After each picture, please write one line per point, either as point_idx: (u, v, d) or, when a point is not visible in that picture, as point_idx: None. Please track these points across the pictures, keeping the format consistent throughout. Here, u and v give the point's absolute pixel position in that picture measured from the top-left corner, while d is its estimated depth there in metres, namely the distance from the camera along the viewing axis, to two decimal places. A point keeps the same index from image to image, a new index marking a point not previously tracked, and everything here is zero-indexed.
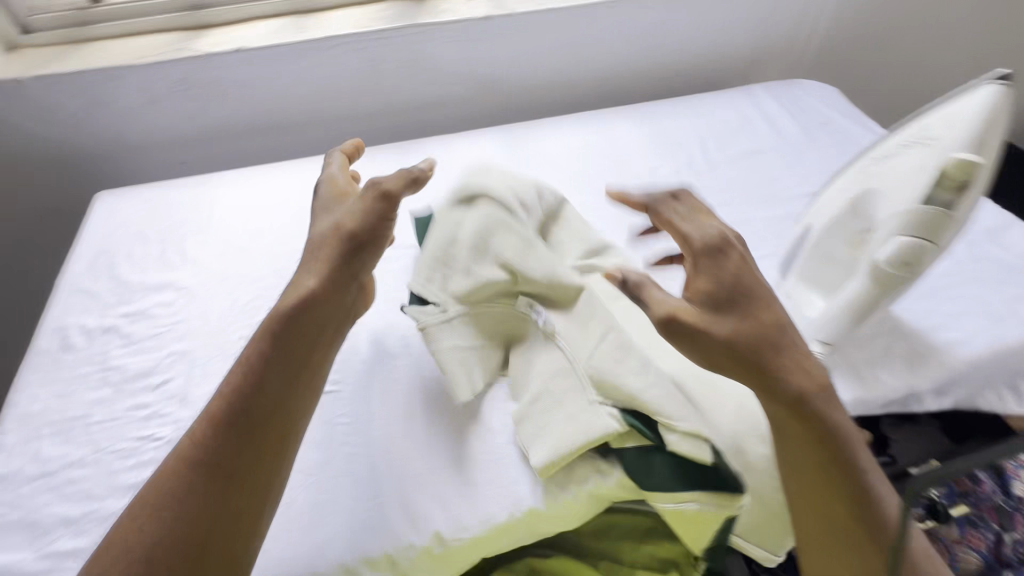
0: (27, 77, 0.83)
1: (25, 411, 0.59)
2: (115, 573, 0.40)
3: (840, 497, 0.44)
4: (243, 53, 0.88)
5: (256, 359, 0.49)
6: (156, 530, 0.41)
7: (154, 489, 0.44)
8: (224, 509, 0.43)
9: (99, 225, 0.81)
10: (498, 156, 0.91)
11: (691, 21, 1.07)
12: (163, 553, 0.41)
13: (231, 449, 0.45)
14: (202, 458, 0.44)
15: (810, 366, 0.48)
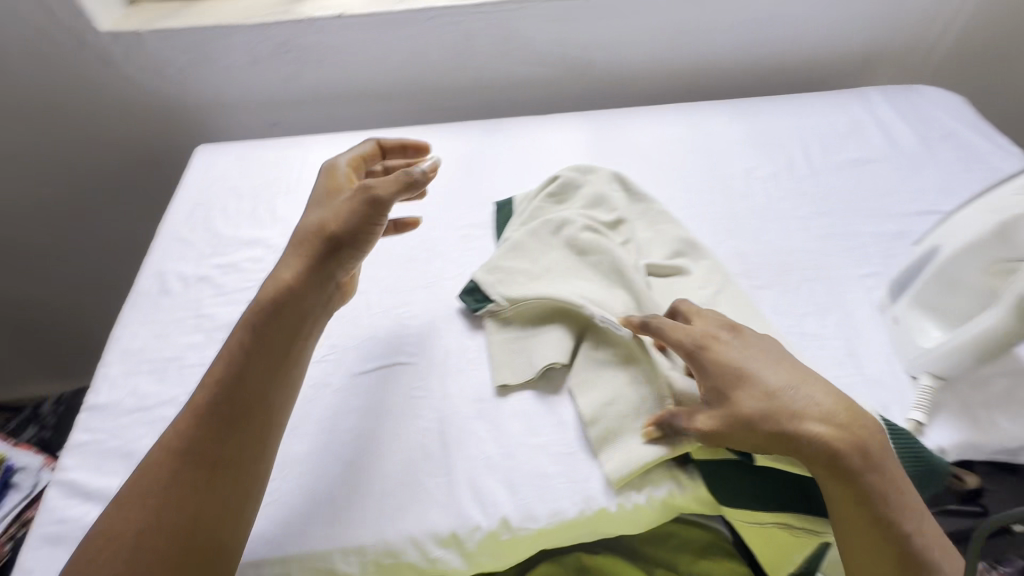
0: (145, 31, 0.86)
1: (127, 347, 0.62)
2: (103, 556, 0.43)
3: (884, 546, 0.44)
4: (345, 19, 0.88)
5: (238, 354, 0.51)
6: (141, 517, 0.44)
7: (142, 476, 0.47)
8: (206, 497, 0.46)
9: (198, 178, 0.84)
10: (584, 142, 0.89)
11: (805, 13, 0.99)
12: (148, 538, 0.43)
13: (213, 439, 0.48)
14: (180, 449, 0.47)
15: (842, 421, 0.46)
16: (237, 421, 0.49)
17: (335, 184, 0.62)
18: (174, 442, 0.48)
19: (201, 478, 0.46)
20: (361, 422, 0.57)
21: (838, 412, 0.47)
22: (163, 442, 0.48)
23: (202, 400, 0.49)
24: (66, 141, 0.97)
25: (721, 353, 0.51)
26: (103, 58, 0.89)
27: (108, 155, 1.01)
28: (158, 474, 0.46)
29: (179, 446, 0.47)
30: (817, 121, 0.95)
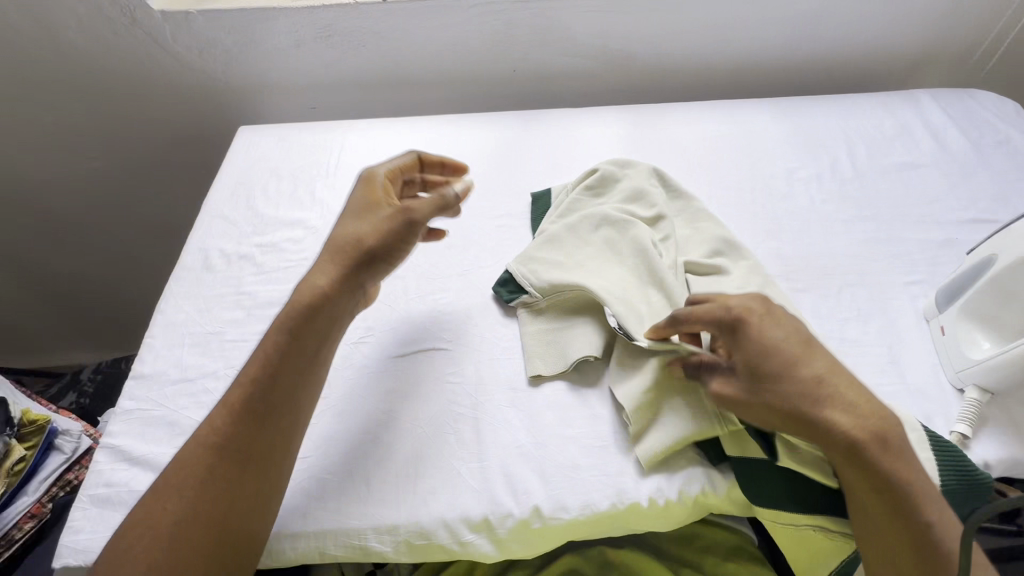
0: (195, 11, 0.87)
1: (171, 320, 0.64)
2: (143, 544, 0.44)
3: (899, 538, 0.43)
4: (388, 4, 0.88)
5: (271, 354, 0.52)
6: (179, 509, 0.46)
7: (177, 469, 0.48)
8: (241, 491, 0.47)
9: (240, 158, 0.86)
10: (622, 136, 0.88)
11: (856, 11, 0.96)
12: (186, 529, 0.45)
13: (247, 435, 0.49)
14: (215, 445, 0.48)
15: (865, 413, 0.44)
16: (267, 418, 0.50)
17: (371, 192, 0.60)
18: (208, 437, 0.49)
19: (232, 473, 0.48)
20: (396, 405, 0.58)
21: (871, 408, 0.44)
22: (197, 436, 0.49)
23: (236, 397, 0.50)
24: (114, 117, 1.00)
25: (758, 331, 0.48)
26: (153, 37, 0.90)
27: (152, 132, 1.03)
28: (192, 469, 0.47)
29: (213, 441, 0.48)
30: (864, 123, 0.92)
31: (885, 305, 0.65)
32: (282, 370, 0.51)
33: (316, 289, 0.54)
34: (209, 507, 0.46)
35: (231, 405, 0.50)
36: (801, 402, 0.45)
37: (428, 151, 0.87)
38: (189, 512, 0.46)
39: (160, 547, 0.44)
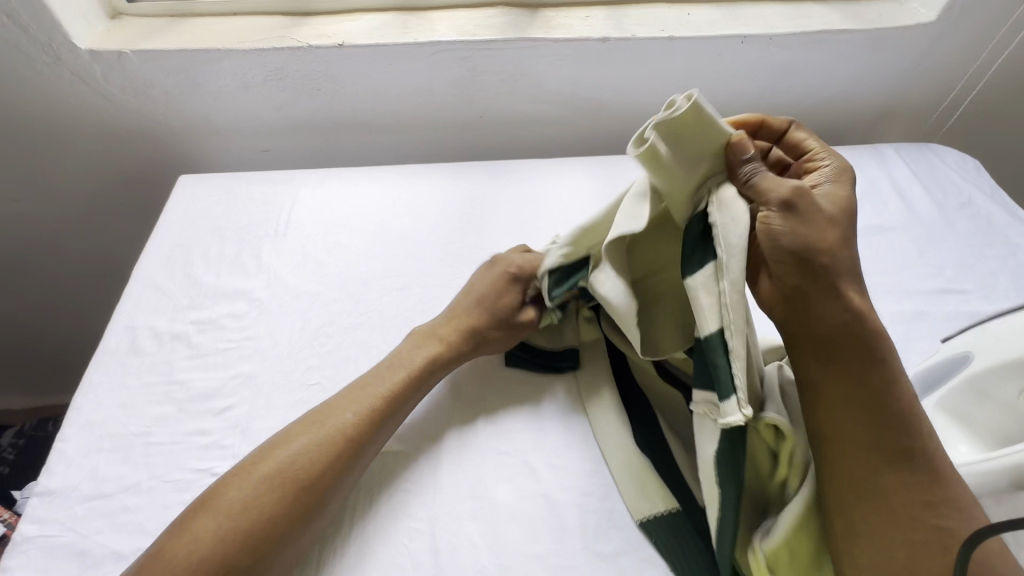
0: (130, 51, 0.80)
1: (88, 418, 0.57)
2: (248, 522, 0.44)
3: (887, 440, 0.43)
4: (345, 48, 0.83)
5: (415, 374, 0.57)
6: (286, 495, 0.46)
7: (288, 458, 0.48)
8: (338, 486, 0.49)
9: (178, 215, 0.78)
10: (593, 193, 0.84)
11: (825, 66, 0.96)
12: (284, 513, 0.46)
13: (366, 436, 0.51)
14: (339, 441, 0.50)
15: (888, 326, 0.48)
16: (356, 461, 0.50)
17: (502, 279, 0.64)
18: (284, 468, 0.47)
19: (302, 506, 0.47)
20: (341, 521, 0.52)
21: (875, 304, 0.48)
22: (267, 457, 0.48)
23: (332, 435, 0.50)
24: (37, 158, 0.90)
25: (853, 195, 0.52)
26: (81, 77, 0.82)
27: (83, 174, 0.94)
28: (263, 490, 0.46)
29: (289, 473, 0.47)
30: None
31: None
32: (384, 424, 0.53)
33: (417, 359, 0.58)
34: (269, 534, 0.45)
35: (325, 439, 0.50)
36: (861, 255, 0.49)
37: (387, 206, 0.81)
38: (242, 542, 0.44)
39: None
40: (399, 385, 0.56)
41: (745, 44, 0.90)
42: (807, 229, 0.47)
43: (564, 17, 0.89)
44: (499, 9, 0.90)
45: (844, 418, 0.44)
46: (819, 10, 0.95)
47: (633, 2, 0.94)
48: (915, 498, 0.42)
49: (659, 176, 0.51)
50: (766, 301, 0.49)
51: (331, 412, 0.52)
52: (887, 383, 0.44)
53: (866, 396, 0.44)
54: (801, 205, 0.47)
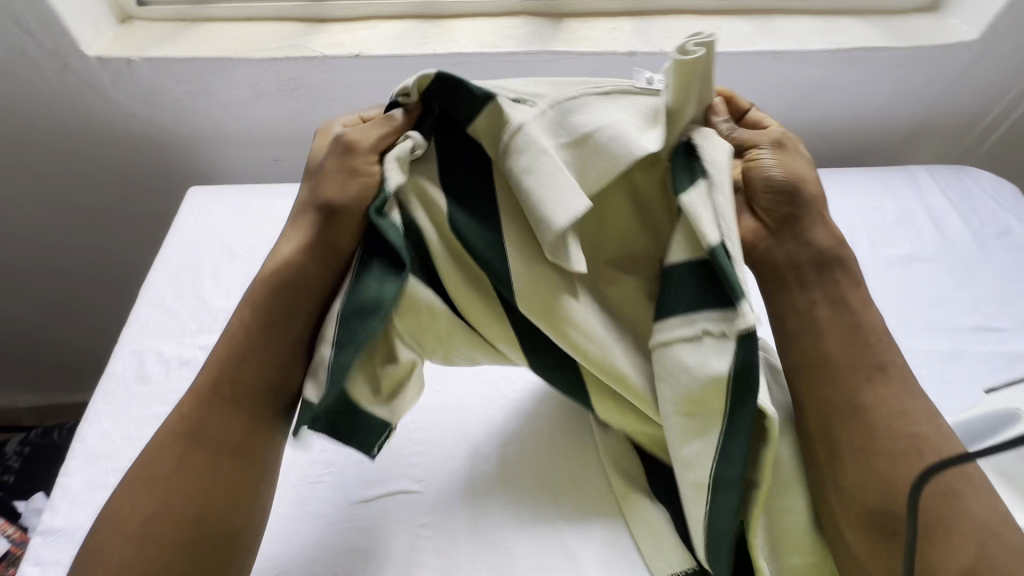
0: (138, 59, 0.77)
1: (92, 451, 0.55)
2: (118, 537, 0.43)
3: (862, 362, 0.48)
4: (362, 58, 0.79)
5: (240, 333, 0.50)
6: (148, 499, 0.44)
7: (144, 463, 0.47)
8: (213, 474, 0.45)
9: (188, 230, 0.76)
10: None
11: (859, 83, 0.92)
12: (155, 521, 0.44)
13: (215, 419, 0.47)
14: (182, 432, 0.47)
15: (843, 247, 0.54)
16: (236, 398, 0.48)
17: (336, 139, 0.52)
18: (179, 426, 0.47)
19: (206, 457, 0.46)
20: (354, 569, 0.50)
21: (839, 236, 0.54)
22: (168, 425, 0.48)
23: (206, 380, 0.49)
24: (43, 164, 0.88)
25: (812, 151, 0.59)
26: (88, 83, 0.79)
27: (90, 181, 0.92)
28: (168, 452, 0.46)
29: (183, 428, 0.47)
30: (864, 205, 0.88)
31: None
32: (258, 361, 0.49)
33: (290, 258, 0.50)
34: (187, 495, 0.45)
35: (200, 390, 0.48)
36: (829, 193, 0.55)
37: None
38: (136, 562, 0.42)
39: (129, 555, 0.42)
40: (227, 354, 0.49)
41: (776, 60, 0.86)
42: (791, 166, 0.52)
43: (588, 28, 0.85)
44: (521, 19, 0.86)
45: (827, 341, 0.48)
46: (854, 24, 0.90)
47: (660, 13, 0.90)
48: (895, 424, 0.45)
49: (671, 94, 0.48)
50: (749, 239, 0.52)
51: (182, 405, 0.49)
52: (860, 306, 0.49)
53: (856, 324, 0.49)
54: (785, 150, 0.52)
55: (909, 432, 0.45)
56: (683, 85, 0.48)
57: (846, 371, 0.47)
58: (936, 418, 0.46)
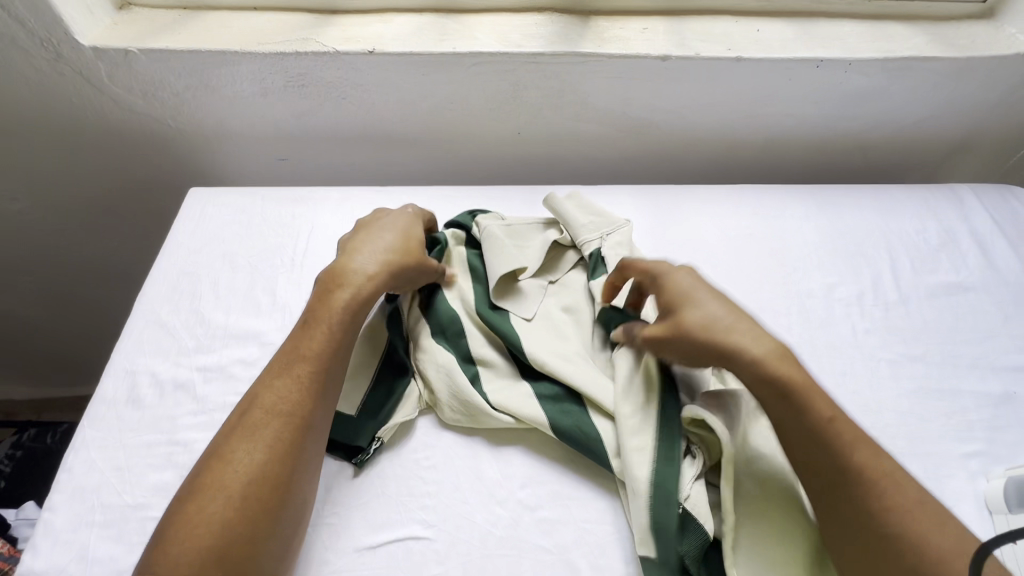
0: (137, 49, 0.71)
1: (79, 483, 0.51)
2: (213, 507, 0.43)
3: (823, 472, 0.46)
4: (376, 56, 0.74)
5: (338, 324, 0.52)
6: (247, 473, 0.44)
7: (240, 438, 0.46)
8: (302, 452, 0.47)
9: (186, 236, 0.71)
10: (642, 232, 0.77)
11: (906, 95, 0.86)
12: (252, 493, 0.44)
13: (311, 401, 0.49)
14: (283, 412, 0.48)
15: (760, 337, 0.49)
16: (328, 387, 0.51)
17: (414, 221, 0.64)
18: (274, 404, 0.48)
19: (298, 437, 0.47)
20: None
21: (755, 331, 0.49)
22: (260, 401, 0.48)
23: (304, 366, 0.50)
24: (36, 158, 0.83)
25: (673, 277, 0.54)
26: (83, 75, 0.74)
27: (86, 176, 0.87)
28: (264, 428, 0.47)
29: (282, 407, 0.48)
30: (903, 226, 0.82)
31: (932, 483, 0.58)
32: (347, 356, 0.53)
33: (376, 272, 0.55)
34: (281, 470, 0.46)
35: (299, 374, 0.49)
36: (716, 317, 0.50)
37: None
38: (231, 532, 0.42)
39: (222, 522, 0.42)
40: (328, 341, 0.51)
41: (821, 68, 0.80)
42: (683, 355, 0.51)
43: (619, 28, 0.79)
44: (547, 16, 0.80)
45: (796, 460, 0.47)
46: (903, 31, 0.84)
47: (695, 12, 0.84)
48: (881, 527, 0.43)
49: (566, 218, 0.71)
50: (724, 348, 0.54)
51: (270, 387, 0.49)
52: (801, 418, 0.47)
53: (806, 435, 0.47)
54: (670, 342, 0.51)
55: (880, 542, 0.43)
56: (575, 214, 0.71)
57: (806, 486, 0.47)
58: (922, 505, 0.44)
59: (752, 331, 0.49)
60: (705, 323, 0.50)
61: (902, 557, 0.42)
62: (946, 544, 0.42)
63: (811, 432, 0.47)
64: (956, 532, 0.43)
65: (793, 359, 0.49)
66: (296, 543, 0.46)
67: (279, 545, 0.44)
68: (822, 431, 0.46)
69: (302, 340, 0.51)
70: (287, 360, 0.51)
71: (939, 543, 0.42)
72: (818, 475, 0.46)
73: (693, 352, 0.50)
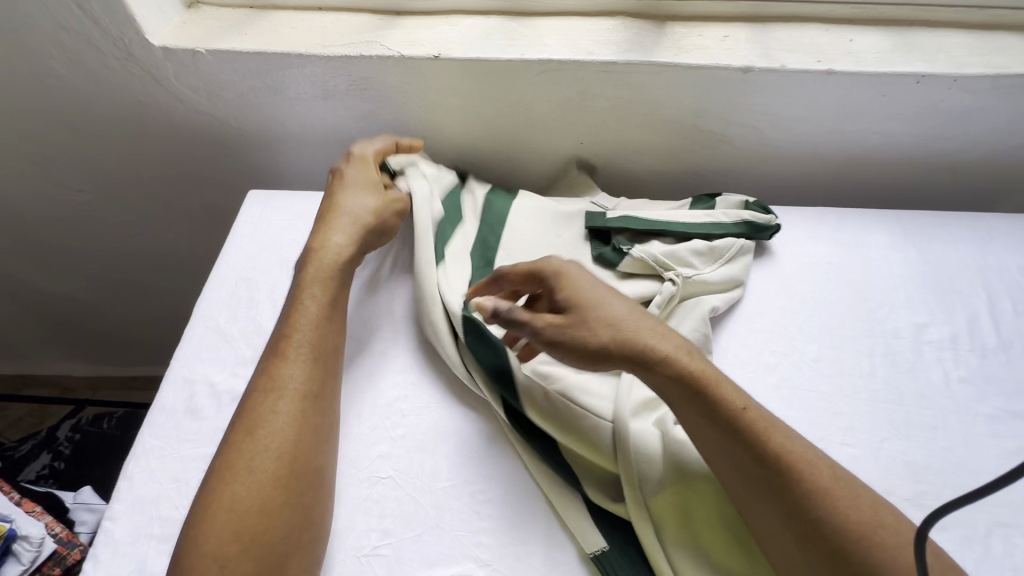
0: (204, 50, 0.71)
1: (139, 494, 0.51)
2: (230, 482, 0.45)
3: (736, 458, 0.47)
4: (440, 62, 0.71)
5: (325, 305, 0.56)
6: (255, 447, 0.47)
7: (244, 418, 0.49)
8: (307, 424, 0.50)
9: (244, 240, 0.70)
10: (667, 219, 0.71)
11: (1017, 113, 0.77)
12: (262, 465, 0.46)
13: (310, 376, 0.52)
14: (281, 388, 0.50)
15: (668, 336, 0.52)
16: (325, 359, 0.53)
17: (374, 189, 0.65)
18: (269, 385, 0.50)
19: (305, 410, 0.50)
20: None
21: (666, 334, 0.52)
22: (254, 386, 0.51)
23: (292, 344, 0.53)
24: (101, 153, 0.85)
25: (579, 282, 0.54)
26: (150, 73, 0.74)
27: (147, 170, 0.88)
28: (264, 407, 0.49)
29: (276, 385, 0.50)
30: (1006, 260, 0.74)
31: None
32: (334, 333, 0.56)
33: (336, 245, 0.60)
34: (297, 443, 0.48)
35: (289, 354, 0.52)
36: (619, 326, 0.52)
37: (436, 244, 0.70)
38: (243, 504, 0.45)
39: (239, 493, 0.45)
40: (319, 319, 0.55)
41: (920, 83, 0.73)
42: (586, 353, 0.52)
43: (696, 36, 0.74)
44: (620, 21, 0.76)
45: (709, 453, 0.49)
46: (1016, 43, 0.76)
47: (781, 19, 0.78)
48: (800, 509, 0.44)
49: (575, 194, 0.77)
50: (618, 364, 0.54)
51: (268, 368, 0.52)
52: (711, 407, 0.48)
53: (720, 432, 0.48)
54: (568, 330, 0.52)
55: (799, 525, 0.44)
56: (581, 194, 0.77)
57: (727, 476, 0.48)
58: (853, 492, 0.45)
59: (661, 332, 0.53)
60: (614, 326, 0.52)
61: (831, 537, 0.43)
62: (867, 517, 0.44)
63: (730, 427, 0.48)
64: (887, 511, 0.45)
65: (699, 355, 0.52)
66: (324, 509, 0.48)
67: (299, 512, 0.46)
68: (734, 419, 0.48)
69: (298, 321, 0.54)
70: (279, 345, 0.53)
71: (859, 517, 0.43)
72: (734, 468, 0.47)
73: (598, 345, 0.51)
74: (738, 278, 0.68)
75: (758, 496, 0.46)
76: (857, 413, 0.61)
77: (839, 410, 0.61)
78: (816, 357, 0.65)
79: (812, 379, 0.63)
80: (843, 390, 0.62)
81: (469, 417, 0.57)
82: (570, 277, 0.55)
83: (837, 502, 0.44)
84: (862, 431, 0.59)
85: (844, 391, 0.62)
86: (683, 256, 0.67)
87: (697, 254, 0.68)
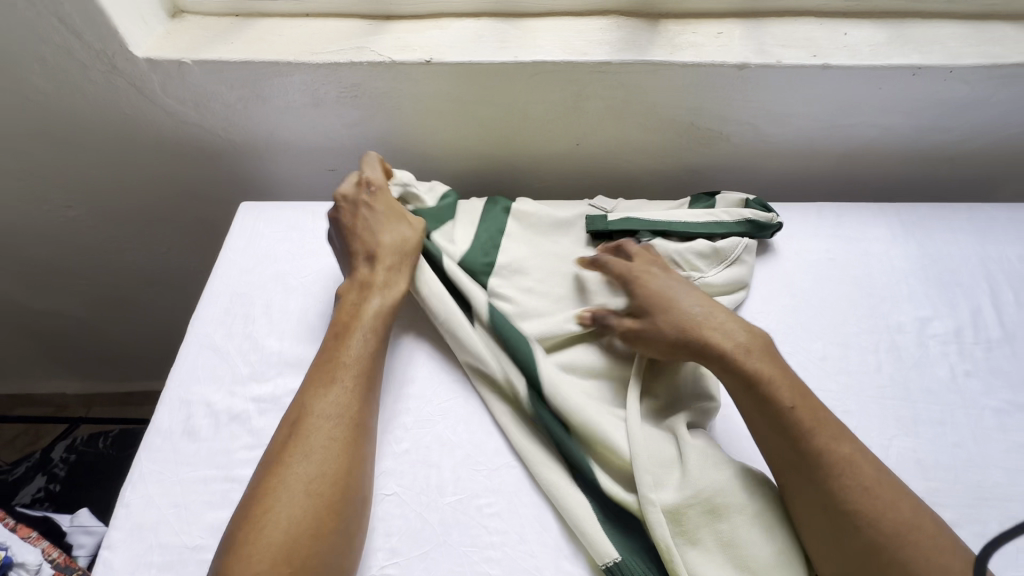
0: (191, 60, 0.70)
1: (138, 521, 0.50)
2: (277, 511, 0.44)
3: (792, 455, 0.48)
4: (431, 67, 0.70)
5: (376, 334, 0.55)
6: (304, 474, 0.46)
7: (292, 445, 0.48)
8: (356, 452, 0.49)
9: (238, 254, 0.69)
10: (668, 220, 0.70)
11: (1012, 103, 0.77)
12: (311, 493, 0.45)
13: (358, 402, 0.51)
14: (333, 415, 0.49)
15: (737, 330, 0.53)
16: (373, 389, 0.53)
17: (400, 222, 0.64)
18: (320, 410, 0.49)
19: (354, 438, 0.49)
20: None
21: (735, 326, 0.53)
22: (302, 408, 0.50)
23: (345, 372, 0.52)
24: (86, 167, 0.82)
25: (651, 281, 0.58)
26: (136, 86, 0.72)
27: (135, 184, 0.86)
28: (314, 433, 0.48)
29: (328, 412, 0.49)
30: (1006, 250, 0.73)
31: None
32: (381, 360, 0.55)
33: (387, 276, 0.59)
34: (342, 468, 0.47)
35: (340, 380, 0.51)
36: (687, 321, 0.54)
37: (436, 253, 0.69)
38: (293, 533, 0.44)
39: (288, 522, 0.44)
40: (367, 345, 0.54)
41: (916, 76, 0.72)
42: (659, 351, 0.55)
43: (691, 33, 0.73)
44: (612, 20, 0.75)
45: (773, 444, 0.50)
46: (1009, 32, 0.75)
47: (774, 14, 0.77)
48: (850, 508, 0.45)
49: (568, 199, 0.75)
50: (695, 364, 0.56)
51: (315, 393, 0.51)
52: (771, 403, 0.50)
53: (780, 429, 0.49)
54: (640, 331, 0.55)
55: (845, 523, 0.45)
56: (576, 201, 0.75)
57: (782, 468, 0.49)
58: (897, 491, 0.46)
59: (726, 325, 0.53)
60: (681, 321, 0.54)
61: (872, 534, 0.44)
62: (909, 518, 0.45)
63: (786, 422, 0.49)
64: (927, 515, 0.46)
65: (766, 350, 0.52)
66: (361, 538, 0.47)
67: (342, 543, 0.45)
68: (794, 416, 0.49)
69: (352, 350, 0.54)
70: (328, 371, 0.52)
71: (897, 517, 0.45)
72: (788, 463, 0.49)
73: (670, 341, 0.54)
74: (744, 277, 0.68)
75: (814, 491, 0.47)
76: (865, 411, 0.60)
77: (846, 409, 0.60)
78: (821, 355, 0.64)
79: (818, 378, 0.62)
80: (849, 388, 0.62)
81: (471, 431, 0.56)
82: (643, 279, 0.58)
83: (879, 501, 0.45)
84: (871, 429, 0.59)
85: (852, 390, 0.62)
86: (686, 258, 0.67)
87: (700, 256, 0.67)
